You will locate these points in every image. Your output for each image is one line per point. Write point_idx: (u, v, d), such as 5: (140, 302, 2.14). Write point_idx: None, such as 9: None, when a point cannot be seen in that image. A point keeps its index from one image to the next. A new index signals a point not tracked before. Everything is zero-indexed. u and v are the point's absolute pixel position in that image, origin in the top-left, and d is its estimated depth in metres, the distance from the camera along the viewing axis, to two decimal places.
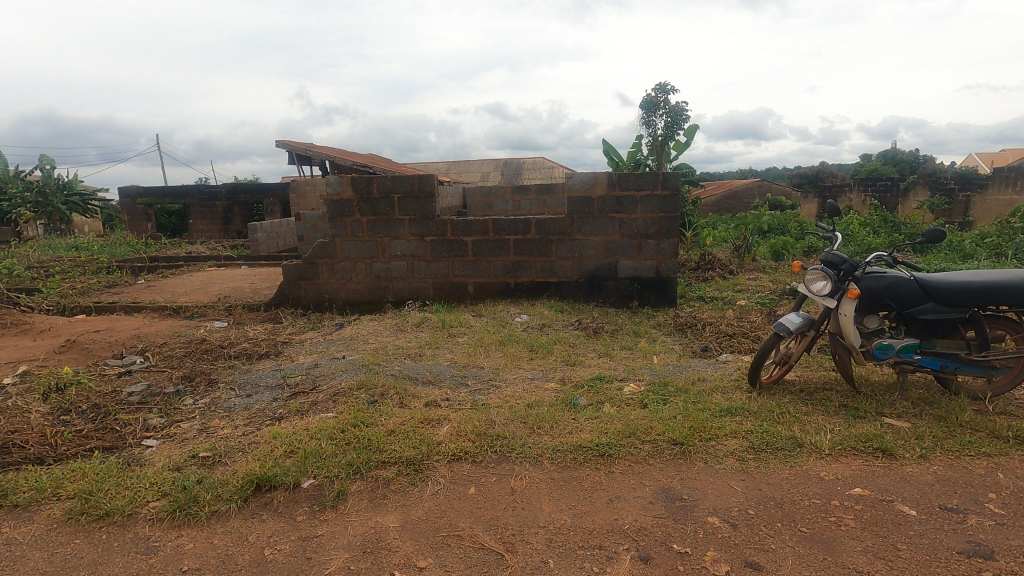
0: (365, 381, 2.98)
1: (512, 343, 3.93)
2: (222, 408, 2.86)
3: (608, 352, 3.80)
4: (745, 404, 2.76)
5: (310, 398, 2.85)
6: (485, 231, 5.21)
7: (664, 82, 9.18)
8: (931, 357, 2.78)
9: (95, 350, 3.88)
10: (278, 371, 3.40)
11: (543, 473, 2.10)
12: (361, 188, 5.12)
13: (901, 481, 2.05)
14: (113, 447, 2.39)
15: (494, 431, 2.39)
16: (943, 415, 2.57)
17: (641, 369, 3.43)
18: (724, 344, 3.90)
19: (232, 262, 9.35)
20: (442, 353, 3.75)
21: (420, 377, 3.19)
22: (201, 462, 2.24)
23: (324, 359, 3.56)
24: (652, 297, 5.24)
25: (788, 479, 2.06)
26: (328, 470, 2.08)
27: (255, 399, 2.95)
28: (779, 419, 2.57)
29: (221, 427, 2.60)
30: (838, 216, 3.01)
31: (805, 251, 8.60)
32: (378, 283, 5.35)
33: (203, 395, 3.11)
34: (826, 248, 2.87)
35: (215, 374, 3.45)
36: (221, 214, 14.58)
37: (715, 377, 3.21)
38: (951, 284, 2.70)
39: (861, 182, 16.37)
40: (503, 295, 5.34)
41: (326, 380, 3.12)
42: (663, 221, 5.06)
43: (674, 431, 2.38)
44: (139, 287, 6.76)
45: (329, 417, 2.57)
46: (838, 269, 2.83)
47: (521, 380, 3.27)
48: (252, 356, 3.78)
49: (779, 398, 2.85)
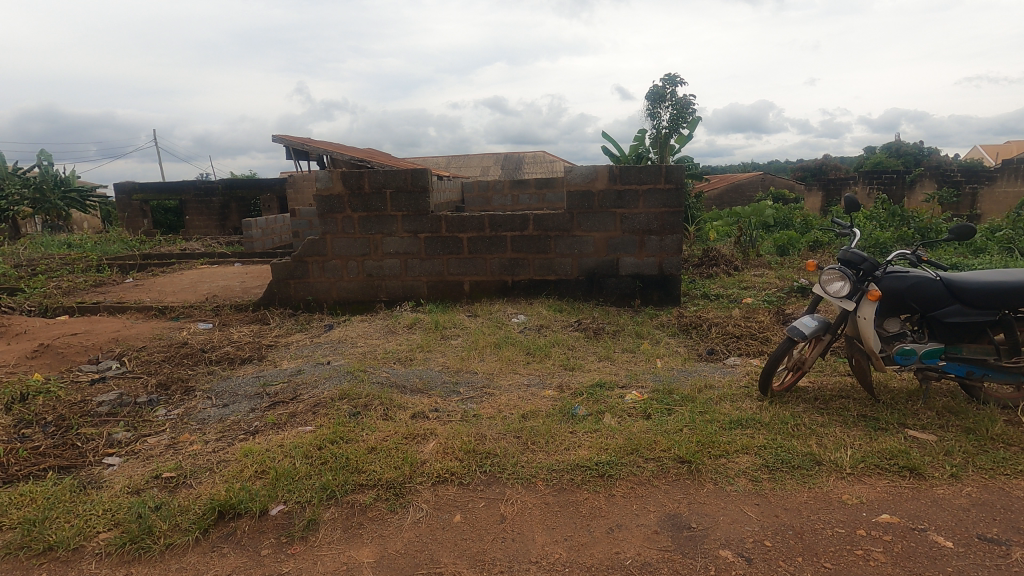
0: (349, 390, 2.78)
1: (508, 346, 3.74)
2: (195, 420, 2.67)
3: (608, 355, 3.60)
4: (757, 414, 2.56)
5: (289, 410, 2.65)
6: (481, 228, 5.01)
7: (670, 73, 8.91)
8: (957, 363, 2.58)
9: (70, 355, 3.69)
10: (258, 379, 3.20)
11: (537, 498, 1.91)
12: (352, 183, 4.92)
13: (932, 506, 1.85)
14: (71, 466, 2.21)
15: (485, 447, 2.19)
16: (972, 428, 2.37)
17: (644, 375, 3.23)
18: (731, 346, 3.69)
19: (226, 260, 9.16)
20: (434, 357, 3.55)
21: (408, 385, 2.99)
22: (164, 485, 2.06)
23: (308, 365, 3.36)
24: (655, 295, 5.03)
25: (807, 504, 1.86)
26: (300, 495, 1.90)
27: (231, 410, 2.75)
28: (793, 432, 2.38)
29: (191, 442, 2.40)
30: (857, 211, 2.74)
31: (811, 247, 8.37)
32: (371, 282, 5.15)
33: (177, 405, 2.91)
34: (844, 246, 2.64)
35: (192, 381, 3.26)
36: (218, 210, 14.36)
37: (723, 383, 3.01)
38: (978, 284, 2.50)
39: (867, 175, 16.08)
40: (501, 294, 5.13)
41: (309, 388, 2.91)
42: (667, 216, 4.85)
43: (681, 447, 2.18)
44: (126, 287, 6.55)
45: (307, 432, 2.37)
46: (857, 268, 2.60)
47: (516, 387, 3.08)
48: (234, 361, 3.59)
49: (793, 408, 2.66)
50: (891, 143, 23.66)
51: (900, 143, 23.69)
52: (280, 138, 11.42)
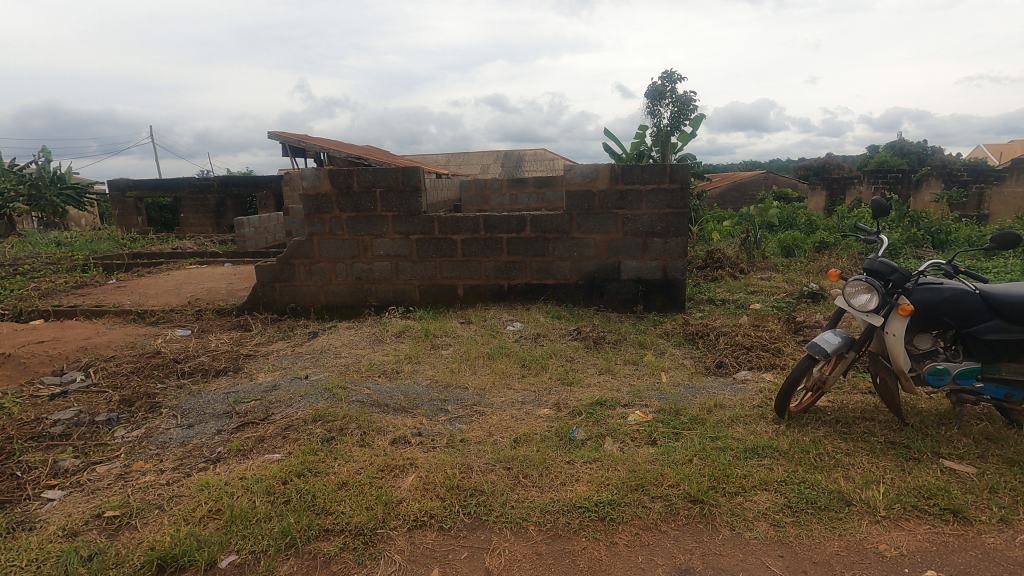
0: (324, 411, 2.53)
1: (502, 357, 3.49)
2: (155, 444, 2.43)
3: (610, 368, 3.35)
4: (774, 441, 2.32)
5: (257, 433, 2.41)
6: (476, 229, 4.76)
7: (668, 70, 8.66)
8: (994, 385, 2.34)
9: (33, 366, 3.45)
10: (229, 395, 2.94)
11: (528, 547, 1.66)
12: (339, 182, 4.66)
13: (983, 560, 1.61)
14: (5, 502, 1.96)
15: (470, 483, 1.94)
16: (1015, 459, 2.13)
17: (648, 392, 2.97)
18: (741, 359, 3.45)
19: (217, 260, 8.92)
20: (422, 370, 3.30)
21: (391, 403, 2.74)
22: (105, 526, 1.81)
23: (285, 379, 3.11)
24: (659, 300, 4.78)
25: (839, 557, 1.62)
26: (256, 542, 1.66)
27: (196, 432, 2.51)
28: (816, 463, 2.13)
29: (144, 471, 2.15)
30: (887, 215, 2.45)
31: (818, 248, 8.11)
32: (360, 285, 4.90)
33: (138, 425, 2.66)
34: (871, 254, 2.39)
35: (159, 397, 3.00)
36: (213, 207, 14.12)
37: (735, 403, 2.77)
38: (1020, 297, 2.25)
39: (872, 174, 15.81)
40: (496, 299, 4.88)
41: (283, 407, 2.67)
42: (671, 218, 4.60)
43: (692, 483, 1.93)
44: (109, 288, 6.31)
45: (273, 462, 2.13)
46: (885, 280, 2.34)
47: (509, 405, 2.83)
48: (207, 373, 3.35)
49: (813, 433, 2.42)
50: (895, 142, 23.38)
51: (904, 142, 23.39)
52: (279, 137, 11.16)
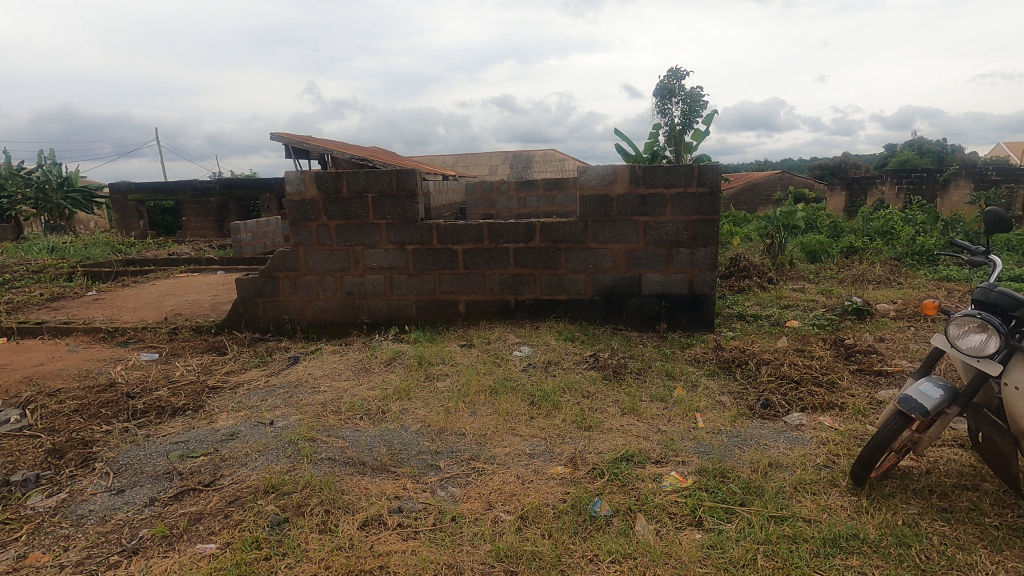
0: (281, 476, 2.02)
1: (507, 392, 2.97)
2: (69, 520, 1.92)
3: (634, 408, 2.81)
4: (858, 527, 1.78)
5: (195, 507, 1.91)
6: (479, 238, 4.24)
7: (676, 67, 8.13)
8: None
9: None
10: (177, 446, 2.44)
11: None
12: (327, 186, 4.17)
13: None
14: None
15: None
16: None
17: (684, 442, 2.43)
18: (790, 396, 2.89)
19: (211, 268, 8.46)
20: (412, 411, 2.78)
21: (369, 460, 2.23)
22: None
23: (247, 424, 2.60)
24: (685, 318, 4.25)
25: None
26: None
27: (124, 503, 2.01)
28: (924, 567, 1.59)
29: (35, 571, 1.65)
30: (1009, 230, 1.92)
31: (847, 253, 7.50)
32: (350, 301, 4.40)
33: (59, 488, 2.16)
34: (985, 284, 1.86)
35: (97, 445, 2.51)
36: (215, 210, 13.71)
37: (796, 460, 2.23)
38: None
39: (895, 174, 15.08)
40: (502, 316, 4.37)
41: (236, 468, 2.17)
42: (699, 225, 4.06)
43: None
44: (86, 302, 5.84)
45: (202, 560, 1.62)
46: (1005, 316, 1.80)
47: (516, 460, 2.32)
48: (162, 413, 2.85)
49: (905, 511, 1.87)
50: (915, 141, 22.59)
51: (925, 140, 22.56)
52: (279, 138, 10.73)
